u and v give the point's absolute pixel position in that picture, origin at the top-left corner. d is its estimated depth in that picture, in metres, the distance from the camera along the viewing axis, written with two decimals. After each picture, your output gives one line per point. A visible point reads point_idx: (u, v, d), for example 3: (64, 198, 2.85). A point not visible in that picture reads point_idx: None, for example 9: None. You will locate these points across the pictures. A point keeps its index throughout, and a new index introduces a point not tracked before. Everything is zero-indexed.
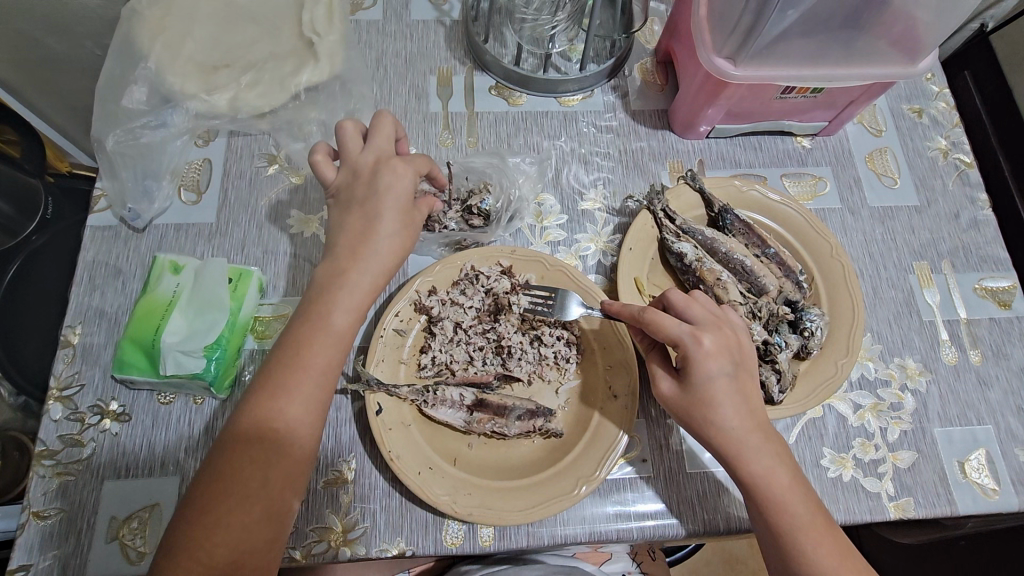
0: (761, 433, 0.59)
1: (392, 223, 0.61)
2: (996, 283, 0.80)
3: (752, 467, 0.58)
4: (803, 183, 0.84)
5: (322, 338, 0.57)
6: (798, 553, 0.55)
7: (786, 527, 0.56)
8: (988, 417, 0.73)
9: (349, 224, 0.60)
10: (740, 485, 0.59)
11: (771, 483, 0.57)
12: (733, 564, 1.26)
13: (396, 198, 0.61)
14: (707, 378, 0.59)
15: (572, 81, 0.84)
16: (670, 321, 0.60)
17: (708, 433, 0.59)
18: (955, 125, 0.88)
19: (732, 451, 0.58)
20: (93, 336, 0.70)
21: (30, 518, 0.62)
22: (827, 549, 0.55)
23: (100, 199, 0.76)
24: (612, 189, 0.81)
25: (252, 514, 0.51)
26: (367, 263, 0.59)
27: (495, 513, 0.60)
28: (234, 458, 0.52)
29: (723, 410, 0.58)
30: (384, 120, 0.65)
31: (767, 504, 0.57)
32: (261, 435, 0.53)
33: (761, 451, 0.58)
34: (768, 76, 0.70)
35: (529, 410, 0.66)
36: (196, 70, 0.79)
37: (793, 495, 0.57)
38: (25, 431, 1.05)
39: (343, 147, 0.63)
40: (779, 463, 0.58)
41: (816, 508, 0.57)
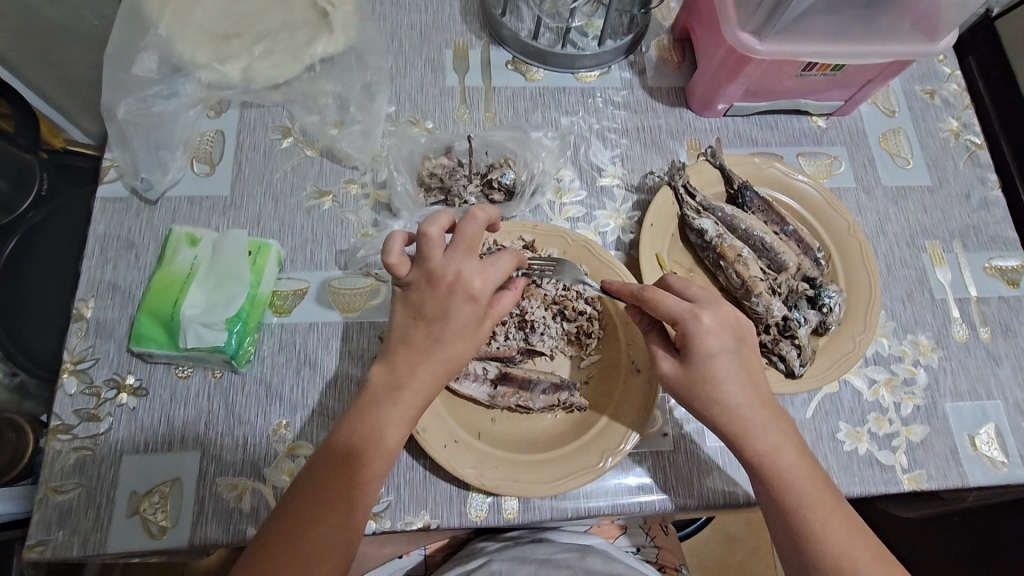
0: (766, 409, 0.59)
1: (467, 342, 0.56)
2: (1005, 262, 0.82)
3: (757, 443, 0.58)
4: (818, 162, 0.84)
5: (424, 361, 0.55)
6: (805, 528, 0.56)
7: (796, 503, 0.56)
8: (997, 392, 0.75)
9: (433, 322, 0.55)
10: (744, 464, 0.59)
11: (777, 459, 0.57)
12: (733, 543, 1.27)
13: (467, 321, 0.56)
14: (709, 354, 0.58)
15: (589, 56, 0.83)
16: (669, 299, 0.59)
17: (712, 413, 0.58)
18: (966, 108, 0.89)
19: (736, 429, 0.58)
20: (107, 310, 0.69)
21: (47, 492, 0.61)
22: (836, 523, 0.56)
23: (110, 169, 0.74)
24: (631, 166, 0.81)
25: (341, 530, 0.52)
26: (427, 374, 0.55)
27: (520, 485, 0.61)
28: (329, 475, 0.53)
29: (726, 387, 0.58)
30: (474, 221, 0.57)
31: (776, 480, 0.57)
32: (353, 454, 0.53)
33: (766, 427, 0.58)
34: (793, 53, 0.70)
35: (553, 384, 0.66)
36: (207, 39, 0.77)
37: (799, 471, 0.57)
38: (20, 413, 0.99)
39: (426, 253, 0.56)
40: (785, 439, 0.58)
41: (824, 484, 0.58)
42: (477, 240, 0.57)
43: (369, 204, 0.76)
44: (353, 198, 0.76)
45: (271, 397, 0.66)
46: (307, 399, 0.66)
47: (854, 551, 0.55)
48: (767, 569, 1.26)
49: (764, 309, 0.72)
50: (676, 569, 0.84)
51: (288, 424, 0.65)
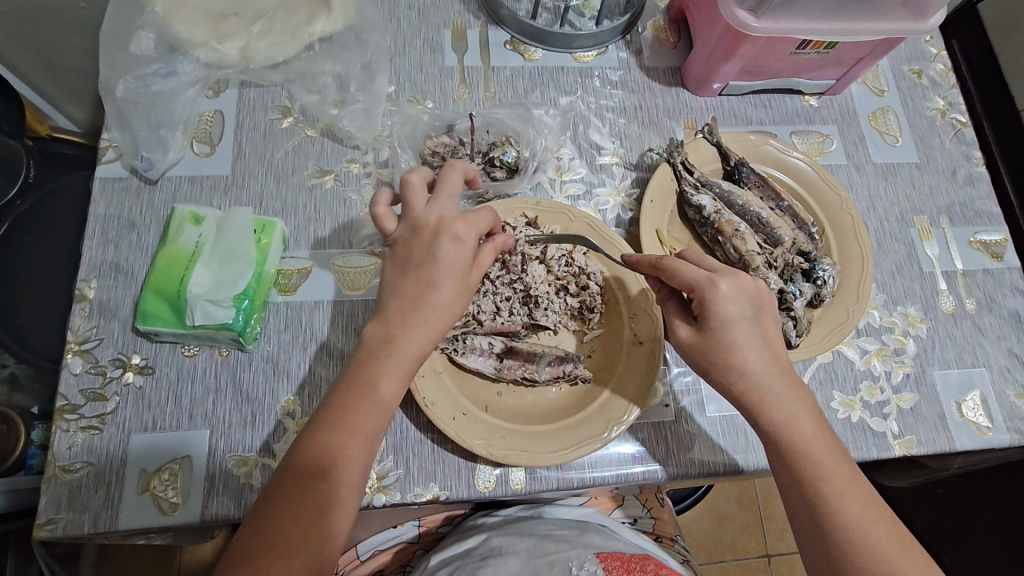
0: (786, 380, 0.59)
1: (457, 287, 0.56)
2: (990, 236, 0.84)
3: (775, 412, 0.58)
4: (811, 140, 0.86)
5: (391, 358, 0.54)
6: (821, 498, 0.55)
7: (812, 472, 0.56)
8: (983, 360, 0.78)
9: (417, 279, 0.55)
10: (761, 433, 0.59)
11: (795, 429, 0.58)
12: (723, 520, 1.30)
13: (453, 263, 0.56)
14: (726, 322, 0.59)
15: (586, 36, 0.84)
16: (685, 266, 0.60)
17: (730, 380, 0.59)
18: (952, 87, 0.92)
19: (754, 398, 0.59)
20: (110, 291, 0.68)
21: (56, 472, 0.61)
22: (853, 496, 0.55)
23: (109, 149, 0.74)
24: (629, 145, 0.82)
25: (313, 543, 0.48)
26: (420, 322, 0.55)
27: (528, 454, 0.62)
28: (295, 492, 0.50)
29: (745, 355, 0.58)
30: (451, 173, 0.59)
31: (794, 449, 0.57)
32: (323, 461, 0.51)
33: (784, 397, 0.58)
34: (789, 30, 0.72)
35: (557, 356, 0.67)
36: (205, 18, 0.77)
37: (816, 442, 0.57)
38: (11, 405, 0.96)
39: (409, 201, 0.58)
40: (802, 410, 0.58)
41: (840, 458, 0.57)
42: (457, 188, 0.59)
43: (371, 183, 0.76)
44: (354, 177, 0.76)
45: (278, 373, 0.66)
46: (314, 376, 0.67)
47: (869, 525, 0.55)
48: (756, 545, 1.29)
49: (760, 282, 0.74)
50: (673, 539, 0.86)
51: (296, 400, 0.66)
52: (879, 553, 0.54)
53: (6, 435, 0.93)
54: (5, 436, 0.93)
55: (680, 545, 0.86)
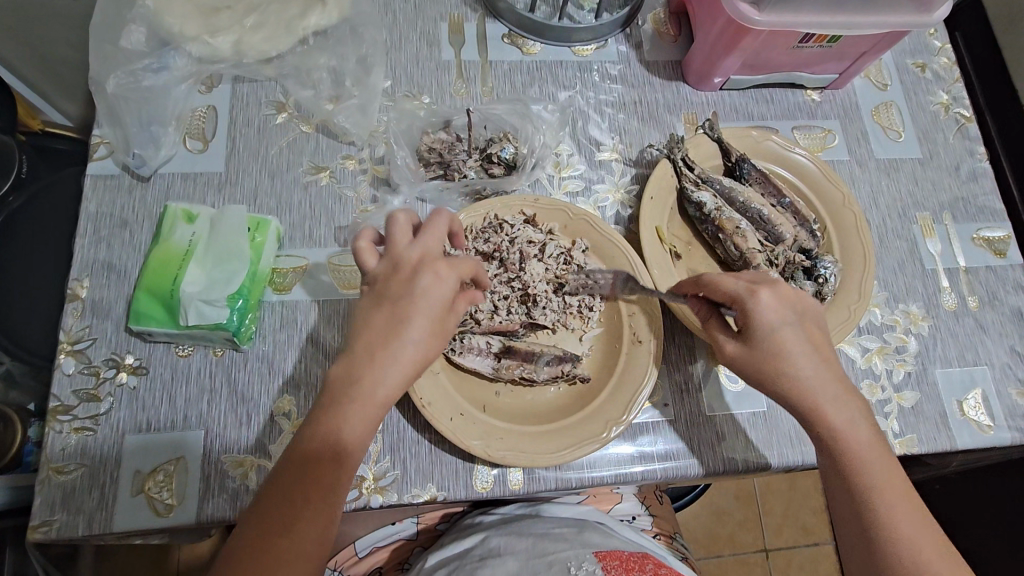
0: (839, 385, 0.58)
1: (429, 329, 0.54)
2: (993, 233, 0.83)
3: (830, 417, 0.57)
4: (812, 136, 0.85)
5: (387, 352, 0.53)
6: (873, 506, 0.54)
7: (863, 480, 0.55)
8: (985, 358, 0.77)
9: (393, 323, 0.54)
10: (816, 441, 0.58)
11: (851, 434, 0.56)
12: (721, 516, 1.30)
13: (428, 303, 0.54)
14: (773, 328, 0.57)
15: (585, 30, 0.83)
16: (729, 279, 0.60)
17: (782, 388, 0.57)
18: (956, 81, 0.90)
19: (808, 404, 0.57)
20: (103, 290, 0.67)
21: (50, 473, 0.60)
22: (904, 505, 0.54)
23: (100, 146, 0.72)
24: (628, 141, 0.81)
25: (313, 527, 0.49)
26: (388, 359, 0.53)
27: (527, 455, 0.61)
28: (301, 483, 0.49)
29: (796, 361, 0.57)
30: (439, 219, 0.59)
31: (846, 456, 0.56)
32: (330, 454, 0.51)
33: (839, 405, 0.57)
34: (791, 23, 0.70)
35: (556, 355, 0.66)
36: (197, 11, 0.75)
37: (871, 453, 0.56)
38: (7, 402, 0.94)
39: (391, 237, 0.57)
40: (857, 419, 0.57)
41: (895, 472, 0.56)
42: (441, 232, 0.58)
43: (367, 180, 0.75)
44: (350, 174, 0.75)
45: (274, 373, 0.66)
46: (310, 376, 0.66)
47: (921, 537, 0.53)
48: (755, 541, 1.29)
49: None
50: (671, 537, 0.86)
51: (292, 400, 0.65)
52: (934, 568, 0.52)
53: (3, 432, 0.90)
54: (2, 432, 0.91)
55: (678, 542, 0.86)
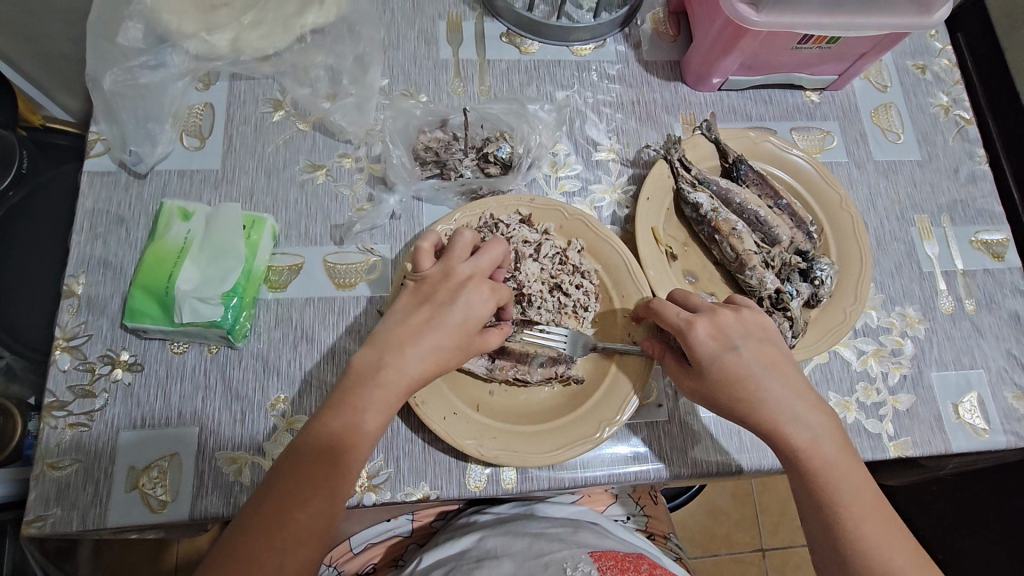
0: (803, 401, 0.58)
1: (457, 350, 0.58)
2: (991, 235, 0.83)
3: (796, 434, 0.57)
4: (811, 137, 0.85)
5: (416, 347, 0.56)
6: (840, 522, 0.53)
7: (833, 496, 0.54)
8: (981, 361, 0.77)
9: (435, 329, 0.56)
10: (784, 458, 0.58)
11: (818, 452, 0.56)
12: (717, 515, 1.30)
13: (464, 322, 0.57)
14: (717, 356, 0.59)
15: (583, 29, 0.83)
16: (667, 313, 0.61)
17: (742, 411, 0.58)
18: (957, 83, 0.90)
19: (769, 426, 0.58)
20: (99, 286, 0.68)
21: (44, 468, 0.60)
22: (875, 520, 0.53)
23: (97, 142, 0.73)
24: (626, 140, 0.81)
25: (322, 508, 0.49)
26: (410, 366, 0.55)
27: (519, 455, 0.61)
28: (316, 469, 0.50)
29: (751, 382, 0.58)
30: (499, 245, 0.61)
31: (814, 472, 0.56)
32: (337, 442, 0.52)
33: (801, 420, 0.57)
34: (790, 25, 0.70)
35: (551, 356, 0.66)
36: (194, 8, 0.75)
37: (840, 467, 0.55)
38: (7, 396, 0.94)
39: (453, 247, 0.59)
40: (823, 433, 0.57)
41: (866, 483, 0.55)
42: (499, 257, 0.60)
43: (364, 178, 0.75)
44: (347, 172, 0.75)
45: (268, 371, 0.66)
46: (304, 373, 0.66)
47: (894, 551, 0.52)
48: (751, 540, 1.29)
49: (757, 282, 0.73)
50: (665, 536, 0.86)
51: (286, 398, 0.65)
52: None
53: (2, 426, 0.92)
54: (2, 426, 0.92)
55: (672, 542, 0.86)
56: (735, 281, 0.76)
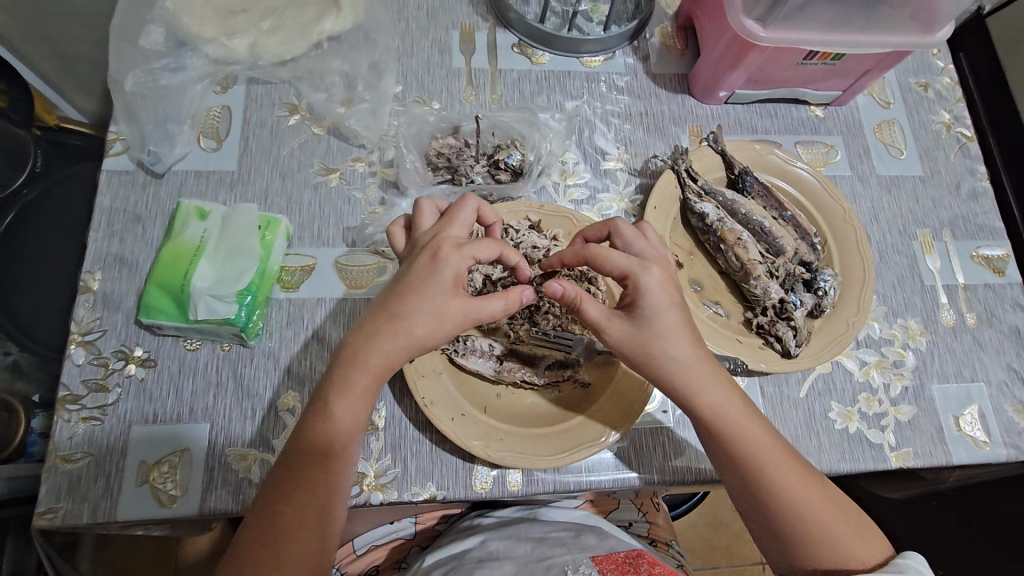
0: (708, 362, 0.61)
1: (434, 319, 0.56)
2: (992, 251, 0.84)
3: (706, 397, 0.59)
4: (815, 151, 0.86)
5: (392, 327, 0.56)
6: (754, 471, 0.59)
7: (747, 449, 0.59)
8: (982, 375, 0.78)
9: (403, 302, 0.56)
10: (694, 417, 0.60)
11: (727, 410, 0.59)
12: (718, 527, 1.30)
13: (439, 291, 0.56)
14: (659, 309, 0.59)
15: (593, 42, 0.84)
16: (614, 256, 0.60)
17: (663, 371, 0.59)
18: (959, 101, 0.92)
19: (685, 387, 0.59)
20: (114, 283, 0.69)
21: (57, 461, 0.61)
22: (784, 461, 0.59)
23: (116, 142, 0.74)
24: (633, 150, 0.82)
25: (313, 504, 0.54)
26: (386, 346, 0.56)
27: (524, 457, 0.62)
28: (303, 469, 0.55)
29: (678, 341, 0.59)
30: (467, 206, 0.61)
31: (727, 430, 0.59)
32: (319, 442, 0.55)
33: (712, 380, 0.60)
34: (796, 41, 0.72)
35: (558, 360, 0.68)
36: (214, 14, 0.77)
37: (746, 421, 0.60)
38: (11, 393, 0.95)
39: (419, 223, 0.62)
40: (729, 390, 0.60)
41: (770, 432, 0.60)
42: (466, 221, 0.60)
43: (377, 182, 0.76)
44: (360, 176, 0.77)
45: (279, 370, 0.67)
46: (314, 373, 0.67)
47: (800, 488, 0.59)
48: (751, 552, 1.29)
49: (761, 291, 0.74)
50: (668, 543, 0.86)
51: (296, 397, 0.66)
52: (819, 517, 0.58)
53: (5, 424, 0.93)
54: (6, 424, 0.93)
55: (675, 550, 0.86)
56: (739, 291, 0.77)
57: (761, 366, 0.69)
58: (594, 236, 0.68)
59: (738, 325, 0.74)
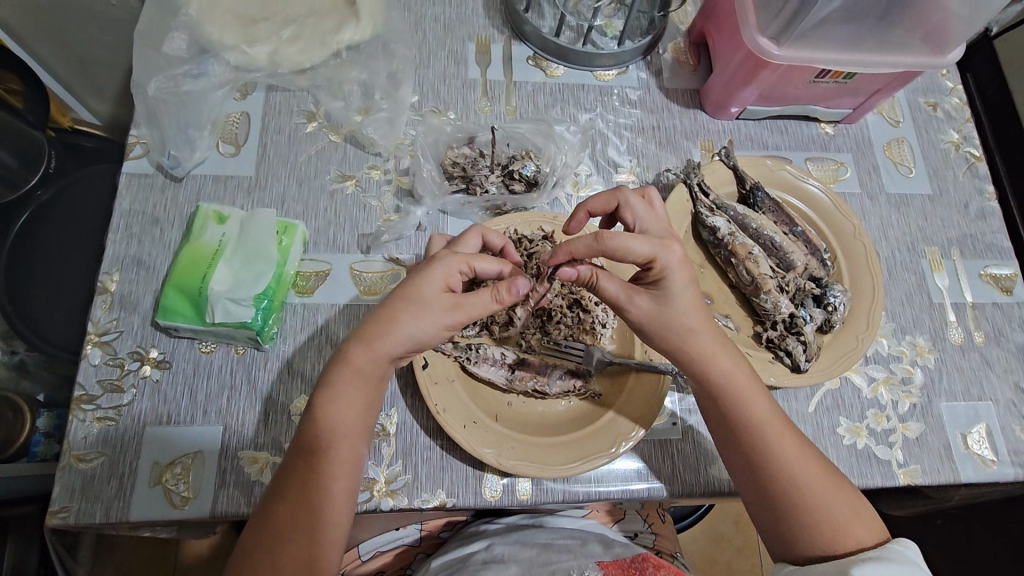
0: (720, 336, 0.62)
1: (431, 315, 0.57)
2: (1000, 270, 0.85)
3: (720, 365, 0.61)
4: (825, 167, 0.87)
5: (379, 328, 0.57)
6: (759, 439, 0.60)
7: (752, 421, 0.60)
8: (990, 394, 0.78)
9: (389, 303, 0.58)
10: (706, 387, 0.62)
11: (737, 379, 0.61)
12: (719, 541, 1.30)
13: (424, 290, 0.57)
14: (680, 284, 0.60)
15: (608, 56, 0.86)
16: (635, 243, 0.58)
17: (678, 339, 0.61)
18: (967, 121, 0.93)
19: (700, 355, 0.61)
20: (132, 285, 0.69)
21: (71, 460, 0.61)
22: (787, 438, 0.60)
23: (136, 146, 0.75)
24: (646, 164, 0.83)
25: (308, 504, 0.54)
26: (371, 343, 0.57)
27: (535, 465, 0.62)
28: (304, 468, 0.56)
29: (693, 313, 0.61)
30: (470, 235, 0.64)
31: (733, 401, 0.61)
32: (320, 439, 0.57)
33: (724, 351, 0.62)
34: (810, 59, 0.73)
35: (569, 370, 0.69)
36: (236, 21, 0.78)
37: (754, 392, 0.62)
38: (17, 392, 0.97)
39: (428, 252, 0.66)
40: (738, 363, 0.62)
41: (775, 407, 0.62)
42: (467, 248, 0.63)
43: (392, 190, 0.77)
44: (376, 183, 0.77)
45: (293, 374, 0.67)
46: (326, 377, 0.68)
47: (803, 464, 0.59)
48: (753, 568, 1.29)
49: (772, 306, 0.74)
50: (672, 556, 0.86)
51: (309, 401, 0.66)
52: (817, 496, 0.58)
53: (12, 420, 0.94)
54: (12, 421, 0.94)
55: (679, 562, 0.86)
56: (749, 304, 0.78)
57: (771, 381, 0.69)
58: (599, 210, 0.67)
59: (748, 339, 0.75)
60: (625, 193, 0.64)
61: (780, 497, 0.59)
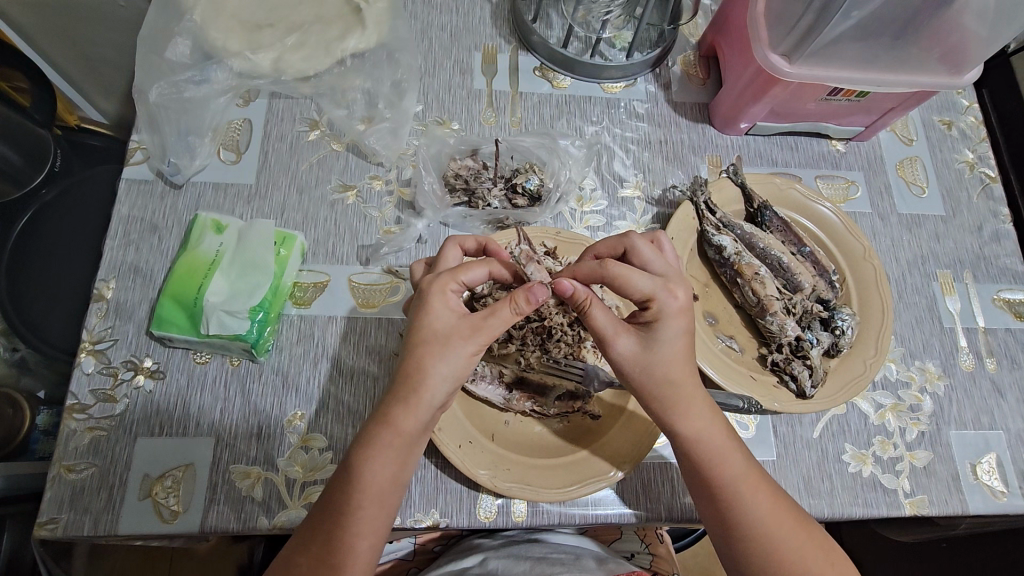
0: (697, 391, 0.60)
1: (452, 352, 0.54)
2: (1014, 295, 0.83)
3: (691, 423, 0.59)
4: (835, 186, 0.86)
5: (415, 383, 0.54)
6: (732, 499, 0.58)
7: (725, 481, 0.58)
8: (1000, 422, 0.76)
9: (415, 345, 0.55)
10: (678, 443, 0.60)
11: (709, 437, 0.59)
12: None
13: (433, 325, 0.55)
14: (665, 333, 0.58)
15: (616, 68, 0.84)
16: (638, 278, 0.58)
17: (652, 393, 0.59)
18: (983, 140, 0.91)
19: (672, 412, 0.59)
20: (127, 293, 0.69)
21: (61, 471, 0.61)
22: (763, 495, 0.58)
23: (137, 151, 0.75)
24: (651, 179, 0.82)
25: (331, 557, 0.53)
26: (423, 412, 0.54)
27: (531, 488, 0.61)
28: (325, 521, 0.54)
29: (672, 368, 0.58)
30: (449, 249, 0.63)
31: (705, 458, 0.59)
32: (346, 488, 0.54)
33: (698, 409, 0.59)
34: (823, 78, 0.71)
35: (569, 392, 0.67)
36: (240, 27, 0.78)
37: (729, 448, 0.59)
38: (16, 388, 0.96)
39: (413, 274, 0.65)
40: (713, 420, 0.60)
41: (750, 464, 0.60)
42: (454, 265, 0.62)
43: (393, 202, 0.76)
44: (376, 195, 0.77)
45: (288, 387, 0.66)
46: (318, 389, 0.67)
47: (777, 521, 0.58)
48: None
49: (778, 328, 0.73)
50: None
51: (303, 416, 0.65)
52: (795, 555, 0.57)
53: (11, 417, 0.93)
54: (11, 417, 0.93)
55: None
56: (753, 325, 0.76)
57: (774, 407, 0.67)
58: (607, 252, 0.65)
59: (752, 361, 0.73)
60: (634, 238, 0.63)
61: (754, 557, 0.57)
